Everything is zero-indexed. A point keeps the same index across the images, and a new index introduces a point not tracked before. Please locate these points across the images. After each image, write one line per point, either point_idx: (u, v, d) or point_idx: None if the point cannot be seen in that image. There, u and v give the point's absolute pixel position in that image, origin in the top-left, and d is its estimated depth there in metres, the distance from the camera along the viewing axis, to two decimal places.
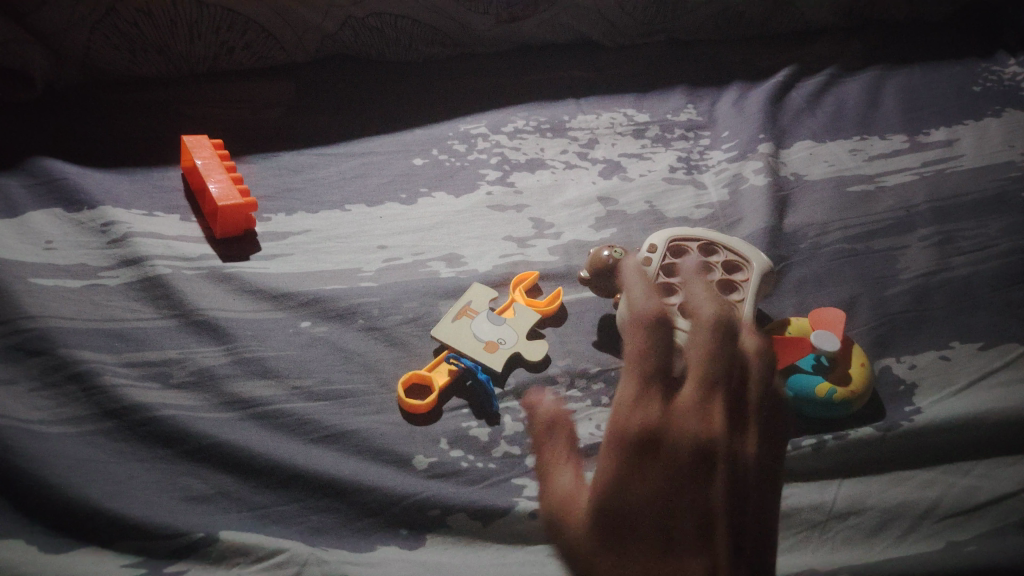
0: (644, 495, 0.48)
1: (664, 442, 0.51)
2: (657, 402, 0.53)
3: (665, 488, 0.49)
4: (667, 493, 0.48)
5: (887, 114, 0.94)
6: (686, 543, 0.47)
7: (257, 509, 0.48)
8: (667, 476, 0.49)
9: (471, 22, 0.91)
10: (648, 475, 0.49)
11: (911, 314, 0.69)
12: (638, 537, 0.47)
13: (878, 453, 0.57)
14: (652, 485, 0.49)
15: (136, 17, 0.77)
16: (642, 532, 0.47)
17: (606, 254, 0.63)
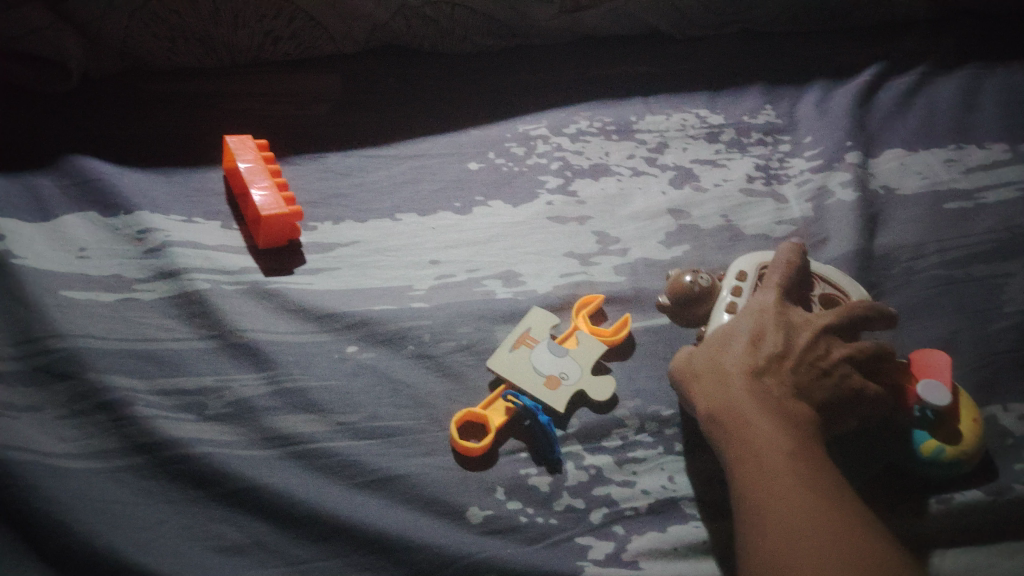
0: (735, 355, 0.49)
1: (762, 323, 0.50)
2: (770, 293, 0.53)
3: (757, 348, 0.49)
4: (755, 356, 0.48)
5: (986, 120, 0.86)
6: (763, 394, 0.46)
7: (297, 565, 0.44)
8: (756, 347, 0.48)
9: (531, 12, 0.84)
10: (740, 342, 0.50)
11: (1018, 355, 0.62)
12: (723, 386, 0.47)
13: (986, 521, 0.51)
14: (739, 350, 0.49)
15: (177, 4, 0.72)
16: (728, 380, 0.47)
17: (689, 280, 0.57)
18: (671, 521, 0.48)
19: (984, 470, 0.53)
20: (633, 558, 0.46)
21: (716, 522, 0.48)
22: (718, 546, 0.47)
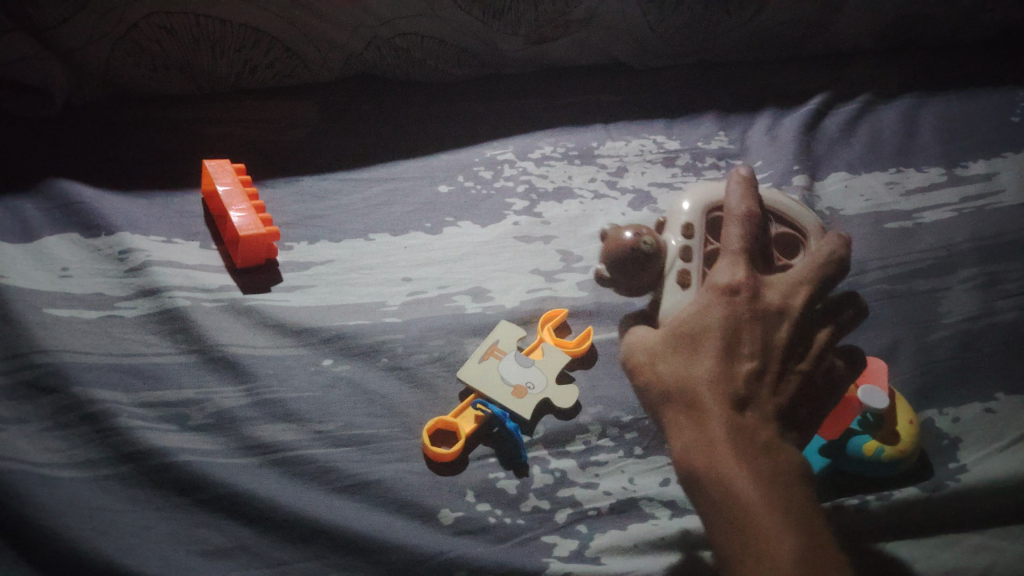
0: (701, 373, 0.50)
1: (725, 324, 0.52)
2: (732, 273, 0.55)
3: (720, 367, 0.50)
4: (720, 372, 0.50)
5: (924, 145, 0.91)
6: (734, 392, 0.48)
7: (277, 566, 0.46)
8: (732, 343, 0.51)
9: (499, 43, 0.88)
10: (703, 354, 0.51)
11: (954, 362, 0.66)
12: (695, 416, 0.48)
13: (924, 515, 0.54)
14: (705, 365, 0.50)
15: (159, 34, 0.75)
16: (694, 406, 0.49)
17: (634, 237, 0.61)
18: (631, 519, 0.51)
19: (919, 470, 0.57)
20: (595, 555, 0.49)
21: (673, 520, 0.51)
22: (675, 541, 0.50)
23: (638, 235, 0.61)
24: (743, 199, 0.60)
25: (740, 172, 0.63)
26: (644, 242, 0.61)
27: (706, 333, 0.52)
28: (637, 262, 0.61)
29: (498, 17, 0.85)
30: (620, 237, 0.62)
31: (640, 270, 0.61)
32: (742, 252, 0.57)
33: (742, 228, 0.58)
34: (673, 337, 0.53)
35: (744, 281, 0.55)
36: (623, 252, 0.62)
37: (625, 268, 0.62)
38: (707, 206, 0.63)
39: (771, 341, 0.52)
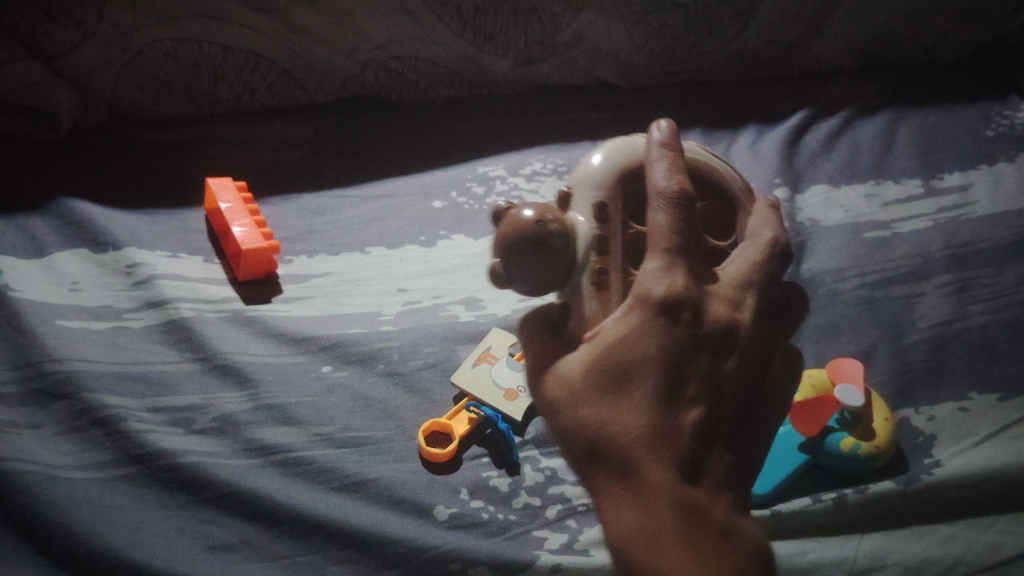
0: (628, 426, 0.42)
1: (662, 353, 0.43)
2: (665, 282, 0.44)
3: (649, 414, 0.42)
4: (657, 423, 0.42)
5: (902, 158, 0.95)
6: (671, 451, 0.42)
7: (279, 560, 0.48)
8: (672, 384, 0.43)
9: (489, 65, 0.91)
10: (628, 401, 0.42)
11: (929, 364, 0.69)
12: (631, 487, 0.42)
13: (899, 507, 0.57)
14: (633, 417, 0.42)
15: (162, 59, 0.78)
16: (630, 471, 0.42)
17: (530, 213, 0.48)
18: None
19: (896, 463, 0.60)
20: (584, 547, 0.51)
21: None
22: None
23: (543, 217, 0.47)
24: (667, 172, 0.49)
25: (657, 135, 0.51)
26: (553, 227, 0.48)
27: (632, 370, 0.43)
28: (550, 255, 0.47)
29: (489, 41, 0.89)
30: (515, 223, 0.48)
31: (551, 263, 0.47)
32: (676, 251, 0.45)
33: (669, 212, 0.46)
34: (592, 378, 0.43)
35: (678, 293, 0.44)
36: (520, 241, 0.47)
37: (534, 265, 0.47)
38: (625, 171, 0.52)
39: (718, 372, 0.45)
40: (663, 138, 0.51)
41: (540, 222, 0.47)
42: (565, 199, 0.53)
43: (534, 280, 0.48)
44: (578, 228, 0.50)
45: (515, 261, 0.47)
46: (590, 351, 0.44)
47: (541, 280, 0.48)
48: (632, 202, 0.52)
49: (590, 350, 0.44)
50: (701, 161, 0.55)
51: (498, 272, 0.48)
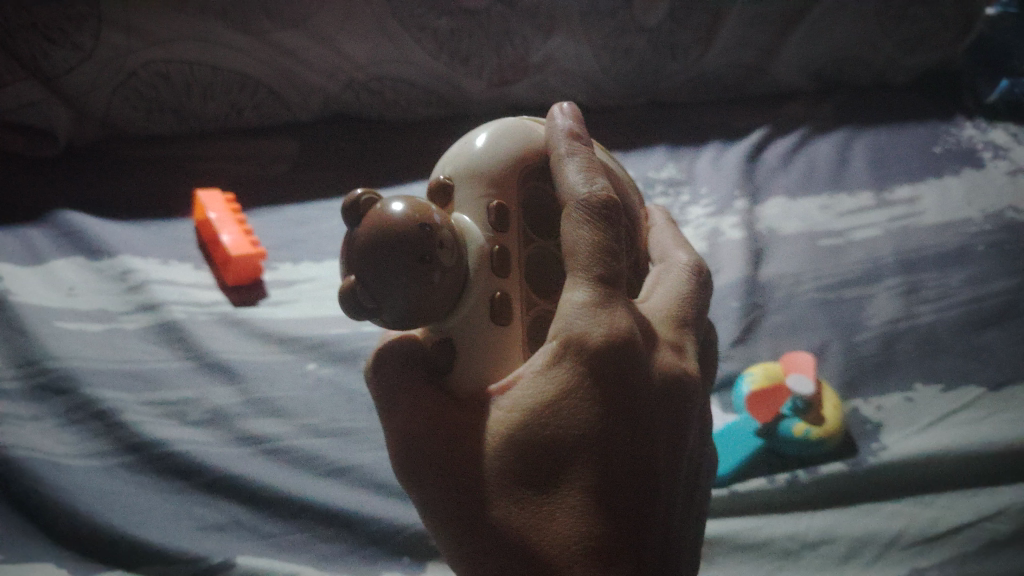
0: (561, 527, 0.38)
1: (590, 432, 0.38)
2: (603, 326, 0.39)
3: (582, 510, 0.37)
4: (585, 521, 0.37)
5: (855, 174, 0.99)
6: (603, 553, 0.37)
7: (269, 538, 0.51)
8: (602, 465, 0.38)
9: (466, 86, 0.96)
10: (559, 494, 0.38)
11: (878, 359, 0.74)
12: None
13: (848, 486, 0.61)
14: (565, 515, 0.38)
15: (155, 80, 0.83)
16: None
17: (411, 211, 0.40)
18: None
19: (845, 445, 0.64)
20: None
21: None
22: None
23: (428, 218, 0.40)
24: (584, 173, 0.44)
25: (563, 124, 0.47)
26: (438, 234, 0.40)
27: (561, 453, 0.38)
28: (431, 271, 0.40)
29: (465, 62, 0.94)
30: (390, 224, 0.39)
31: (427, 280, 0.40)
32: (607, 287, 0.40)
33: (591, 229, 0.41)
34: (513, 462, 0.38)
35: (613, 341, 0.39)
36: (401, 250, 0.39)
37: (412, 284, 0.39)
38: (518, 159, 0.48)
39: (659, 432, 0.40)
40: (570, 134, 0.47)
41: (423, 227, 0.39)
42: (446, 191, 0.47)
43: (407, 301, 0.40)
44: (467, 229, 0.45)
45: (388, 277, 0.39)
46: (507, 423, 0.39)
47: (411, 306, 0.40)
48: (526, 198, 0.48)
49: (506, 420, 0.39)
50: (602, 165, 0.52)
51: (358, 288, 0.39)
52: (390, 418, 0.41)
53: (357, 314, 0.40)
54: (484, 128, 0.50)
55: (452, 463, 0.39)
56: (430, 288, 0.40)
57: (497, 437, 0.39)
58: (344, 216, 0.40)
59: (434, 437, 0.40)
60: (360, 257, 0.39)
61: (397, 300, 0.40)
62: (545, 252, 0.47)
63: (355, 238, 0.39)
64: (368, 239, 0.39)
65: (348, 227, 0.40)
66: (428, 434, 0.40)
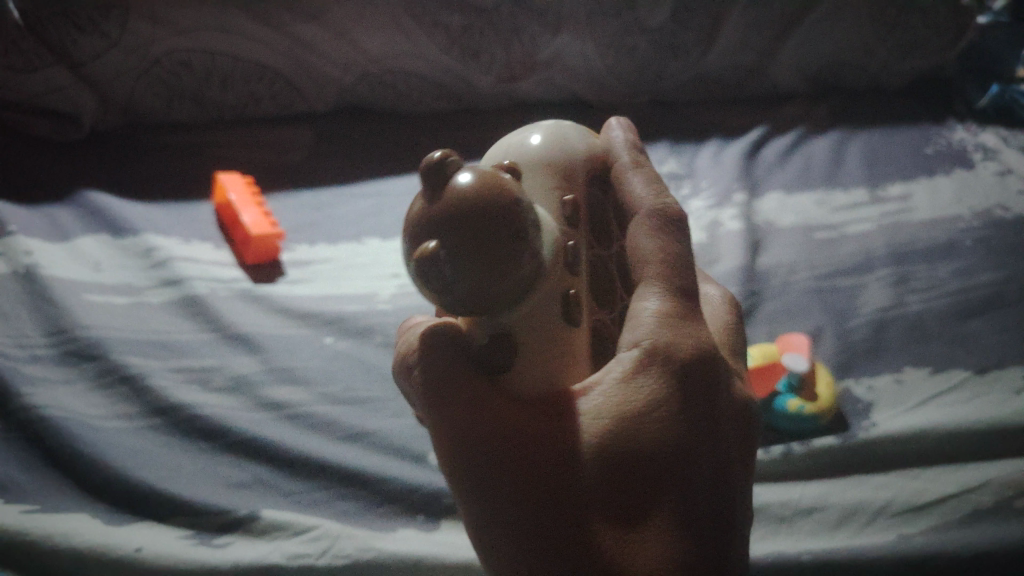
0: (648, 537, 0.38)
1: (673, 441, 0.40)
2: (688, 335, 0.43)
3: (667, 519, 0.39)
4: (670, 531, 0.39)
5: (851, 169, 1.01)
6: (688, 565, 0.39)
7: (290, 494, 0.54)
8: (684, 476, 0.40)
9: (475, 80, 0.99)
10: (644, 504, 0.39)
11: (869, 344, 0.77)
12: None
13: (840, 459, 0.64)
14: (656, 530, 0.39)
15: (177, 68, 0.90)
16: None
17: (504, 184, 0.37)
18: None
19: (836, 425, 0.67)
20: None
21: None
22: None
23: (521, 197, 0.38)
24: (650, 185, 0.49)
25: (620, 136, 0.54)
26: (527, 217, 0.38)
27: (649, 467, 0.39)
28: (519, 250, 0.37)
29: (475, 57, 0.97)
30: (482, 190, 0.36)
31: (511, 260, 0.37)
32: (685, 307, 0.44)
33: (664, 238, 0.46)
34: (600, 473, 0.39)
35: (692, 351, 0.42)
36: (495, 219, 0.36)
37: (501, 259, 0.36)
38: (583, 160, 0.53)
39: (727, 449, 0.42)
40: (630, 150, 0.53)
41: (515, 200, 0.37)
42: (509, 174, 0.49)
43: (488, 277, 0.37)
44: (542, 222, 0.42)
45: (477, 248, 0.36)
46: (594, 432, 0.40)
47: (492, 284, 0.37)
48: (589, 200, 0.51)
49: (593, 428, 0.40)
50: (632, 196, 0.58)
51: (440, 256, 0.35)
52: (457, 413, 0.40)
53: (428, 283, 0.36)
54: (540, 130, 0.55)
55: (531, 468, 0.39)
56: (510, 272, 0.37)
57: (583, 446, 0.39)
58: (421, 176, 0.37)
59: (508, 438, 0.39)
60: (447, 222, 0.36)
61: (478, 273, 0.36)
62: (602, 258, 0.49)
63: (441, 202, 0.36)
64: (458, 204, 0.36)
65: (429, 186, 0.37)
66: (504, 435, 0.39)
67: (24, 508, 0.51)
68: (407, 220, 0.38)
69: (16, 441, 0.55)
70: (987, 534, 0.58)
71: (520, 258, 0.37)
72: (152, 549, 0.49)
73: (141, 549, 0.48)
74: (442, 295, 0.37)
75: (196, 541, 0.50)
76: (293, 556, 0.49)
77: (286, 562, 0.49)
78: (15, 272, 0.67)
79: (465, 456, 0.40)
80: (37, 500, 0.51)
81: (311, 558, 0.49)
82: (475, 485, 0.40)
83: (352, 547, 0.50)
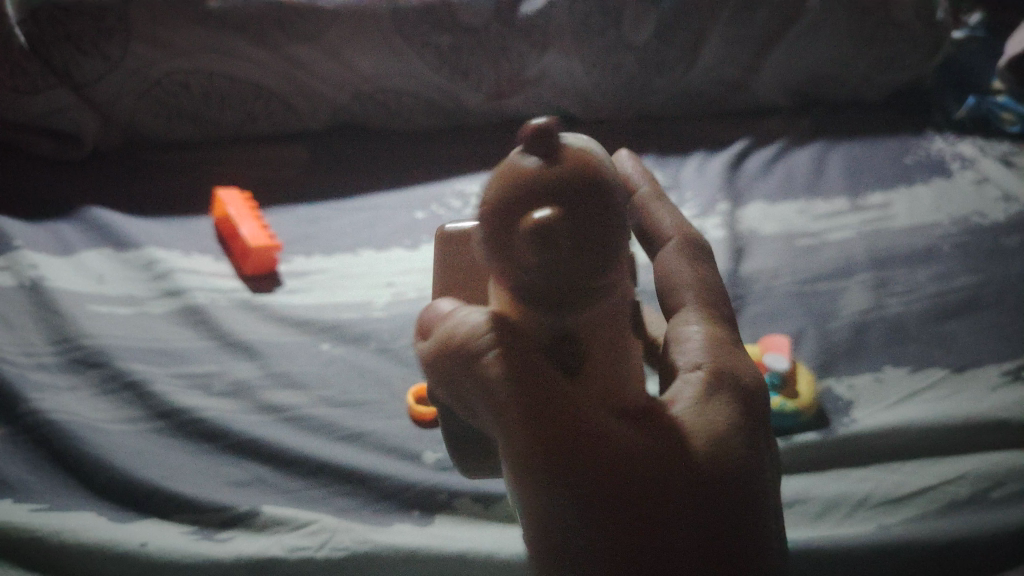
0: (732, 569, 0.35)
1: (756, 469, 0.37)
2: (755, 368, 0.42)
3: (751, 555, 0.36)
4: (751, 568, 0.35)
5: (833, 178, 1.04)
6: None
7: (289, 492, 0.56)
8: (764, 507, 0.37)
9: (464, 98, 1.02)
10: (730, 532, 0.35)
11: (850, 344, 0.79)
12: None
13: (822, 454, 0.66)
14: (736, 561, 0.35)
15: (176, 89, 0.93)
16: None
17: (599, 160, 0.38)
18: None
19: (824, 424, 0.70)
20: None
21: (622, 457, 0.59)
22: None
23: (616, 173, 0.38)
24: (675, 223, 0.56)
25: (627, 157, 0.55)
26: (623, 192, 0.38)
27: (737, 492, 0.36)
28: (619, 218, 0.37)
29: (465, 76, 1.00)
30: (586, 161, 0.37)
31: (614, 231, 0.37)
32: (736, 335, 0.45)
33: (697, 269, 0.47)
34: (686, 490, 0.35)
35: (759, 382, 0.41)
36: (601, 186, 0.36)
37: (604, 224, 0.36)
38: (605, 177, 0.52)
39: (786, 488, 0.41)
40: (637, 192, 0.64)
41: (607, 166, 0.38)
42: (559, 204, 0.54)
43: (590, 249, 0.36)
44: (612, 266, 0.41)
45: (588, 214, 0.36)
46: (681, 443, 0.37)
47: (595, 254, 0.36)
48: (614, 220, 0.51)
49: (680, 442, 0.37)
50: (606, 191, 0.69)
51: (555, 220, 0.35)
52: (526, 404, 0.36)
53: (539, 252, 0.35)
54: None
55: (608, 472, 0.35)
56: (613, 243, 0.37)
57: (665, 457, 0.36)
58: (524, 143, 0.37)
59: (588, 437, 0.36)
60: (556, 185, 0.35)
61: (581, 238, 0.35)
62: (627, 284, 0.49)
63: (554, 169, 0.36)
64: (567, 170, 0.36)
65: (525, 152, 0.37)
66: (590, 442, 0.36)
67: (33, 507, 0.53)
68: (508, 187, 0.36)
69: (24, 445, 0.57)
70: (963, 523, 0.60)
71: (623, 229, 0.37)
72: (157, 544, 0.51)
73: (146, 544, 0.50)
74: (542, 265, 0.36)
75: (199, 536, 0.52)
76: (293, 549, 0.51)
77: (286, 554, 0.51)
78: (21, 285, 0.70)
79: (537, 449, 0.36)
80: (45, 499, 0.54)
81: (310, 551, 0.51)
82: (545, 487, 0.35)
83: (350, 539, 0.52)
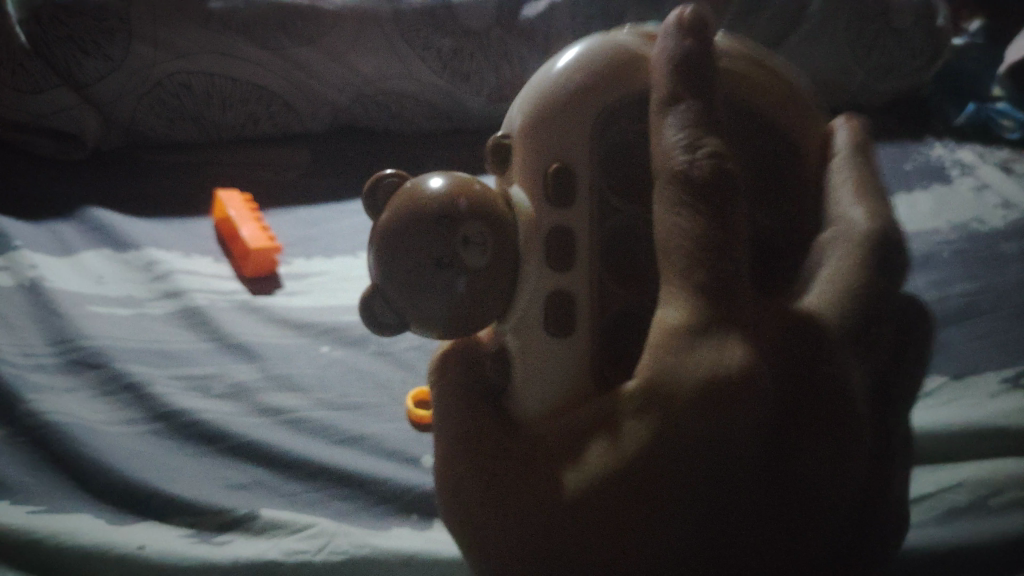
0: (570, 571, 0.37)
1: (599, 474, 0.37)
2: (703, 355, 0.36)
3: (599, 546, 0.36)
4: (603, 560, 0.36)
5: None
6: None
7: (287, 495, 0.56)
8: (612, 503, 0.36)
9: (465, 100, 1.00)
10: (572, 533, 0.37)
11: None
12: None
13: None
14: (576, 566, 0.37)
15: (179, 90, 0.93)
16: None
17: (414, 200, 0.42)
18: None
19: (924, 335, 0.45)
20: None
21: None
22: None
23: (441, 210, 0.42)
24: (688, 128, 0.41)
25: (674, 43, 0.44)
26: (459, 227, 0.42)
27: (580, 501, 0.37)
28: (433, 284, 0.42)
29: (467, 79, 1.00)
30: (401, 209, 0.43)
31: (426, 267, 0.42)
32: (679, 372, 0.37)
33: (681, 214, 0.40)
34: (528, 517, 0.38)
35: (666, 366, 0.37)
36: (406, 230, 0.42)
37: (421, 289, 0.42)
38: (598, 87, 0.46)
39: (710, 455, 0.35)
40: (673, 58, 0.43)
41: (431, 228, 0.42)
42: (503, 151, 0.47)
43: (413, 286, 0.42)
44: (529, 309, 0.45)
45: (396, 259, 0.42)
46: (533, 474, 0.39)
47: (409, 287, 0.42)
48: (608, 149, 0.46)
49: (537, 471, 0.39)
50: (662, 41, 0.45)
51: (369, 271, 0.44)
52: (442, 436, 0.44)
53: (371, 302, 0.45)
54: (443, 176, 0.44)
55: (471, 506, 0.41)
56: (425, 281, 0.42)
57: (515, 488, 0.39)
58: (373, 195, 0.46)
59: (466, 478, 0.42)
60: (378, 235, 0.43)
61: (393, 279, 0.43)
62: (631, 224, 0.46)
63: (380, 221, 0.43)
64: (386, 220, 0.43)
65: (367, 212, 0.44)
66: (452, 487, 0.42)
67: (30, 509, 0.52)
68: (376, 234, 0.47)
69: (22, 446, 0.57)
70: (967, 530, 0.57)
71: (437, 265, 0.42)
72: (154, 547, 0.50)
73: (143, 546, 0.50)
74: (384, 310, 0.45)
75: (196, 539, 0.52)
76: (291, 552, 0.51)
77: (285, 558, 0.50)
78: (21, 285, 0.70)
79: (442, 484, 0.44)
80: (43, 502, 0.53)
81: (309, 554, 0.51)
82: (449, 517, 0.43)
83: (348, 543, 0.52)
